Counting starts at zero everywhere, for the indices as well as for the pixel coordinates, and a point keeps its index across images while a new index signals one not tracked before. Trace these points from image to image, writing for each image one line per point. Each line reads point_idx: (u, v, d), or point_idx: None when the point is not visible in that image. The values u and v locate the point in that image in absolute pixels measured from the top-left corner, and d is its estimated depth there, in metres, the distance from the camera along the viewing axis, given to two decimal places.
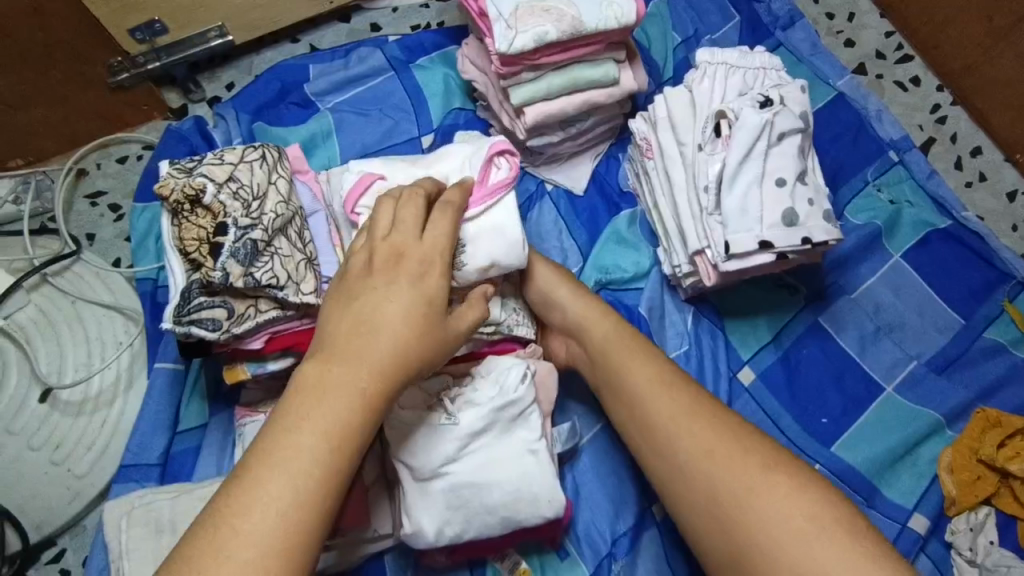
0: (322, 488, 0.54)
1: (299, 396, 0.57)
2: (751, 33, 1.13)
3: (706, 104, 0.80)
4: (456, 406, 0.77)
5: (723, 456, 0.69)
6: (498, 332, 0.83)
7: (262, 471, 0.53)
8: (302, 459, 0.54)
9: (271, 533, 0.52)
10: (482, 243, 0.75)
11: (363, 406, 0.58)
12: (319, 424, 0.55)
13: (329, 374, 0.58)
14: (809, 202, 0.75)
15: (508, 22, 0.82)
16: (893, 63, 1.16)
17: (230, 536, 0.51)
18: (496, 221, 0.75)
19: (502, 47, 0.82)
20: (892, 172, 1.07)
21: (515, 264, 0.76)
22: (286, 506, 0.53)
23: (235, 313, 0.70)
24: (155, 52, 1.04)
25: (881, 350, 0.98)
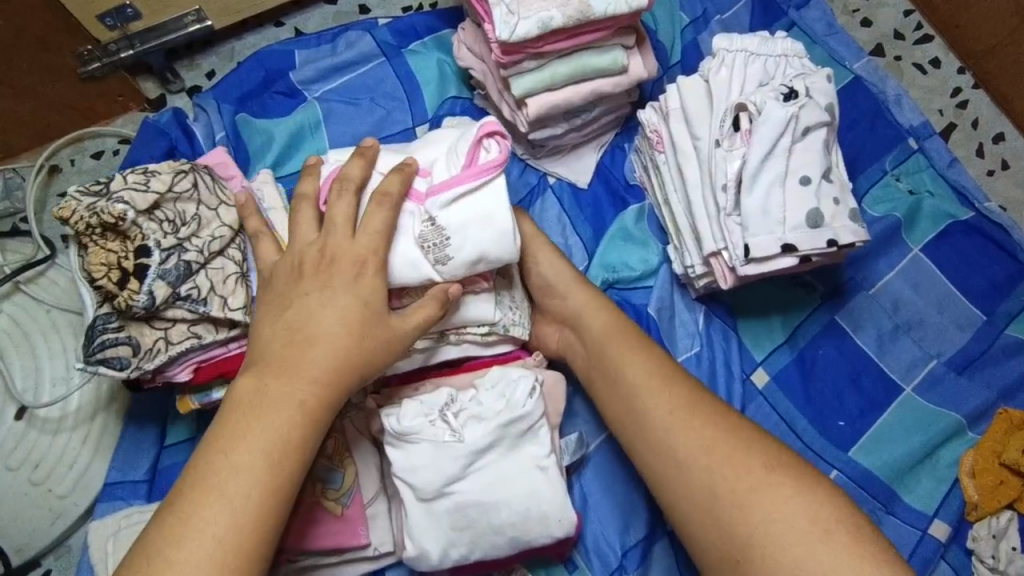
0: (264, 506, 0.58)
1: (236, 414, 0.61)
2: (763, 13, 1.07)
3: (724, 95, 0.74)
4: (460, 422, 0.72)
5: (732, 463, 0.66)
6: (492, 333, 0.77)
7: (201, 497, 0.57)
8: (237, 481, 0.58)
9: (209, 558, 0.56)
10: (469, 231, 0.67)
11: (301, 415, 0.61)
12: (254, 444, 0.59)
13: (265, 390, 0.61)
14: (834, 201, 0.70)
15: (509, 7, 0.76)
16: (912, 44, 1.10)
17: (164, 567, 0.55)
18: (483, 207, 0.67)
19: (503, 35, 0.75)
20: (911, 160, 1.02)
21: (506, 256, 0.69)
22: (223, 531, 0.56)
23: (143, 349, 0.67)
24: (128, 39, 0.97)
25: (899, 349, 0.94)
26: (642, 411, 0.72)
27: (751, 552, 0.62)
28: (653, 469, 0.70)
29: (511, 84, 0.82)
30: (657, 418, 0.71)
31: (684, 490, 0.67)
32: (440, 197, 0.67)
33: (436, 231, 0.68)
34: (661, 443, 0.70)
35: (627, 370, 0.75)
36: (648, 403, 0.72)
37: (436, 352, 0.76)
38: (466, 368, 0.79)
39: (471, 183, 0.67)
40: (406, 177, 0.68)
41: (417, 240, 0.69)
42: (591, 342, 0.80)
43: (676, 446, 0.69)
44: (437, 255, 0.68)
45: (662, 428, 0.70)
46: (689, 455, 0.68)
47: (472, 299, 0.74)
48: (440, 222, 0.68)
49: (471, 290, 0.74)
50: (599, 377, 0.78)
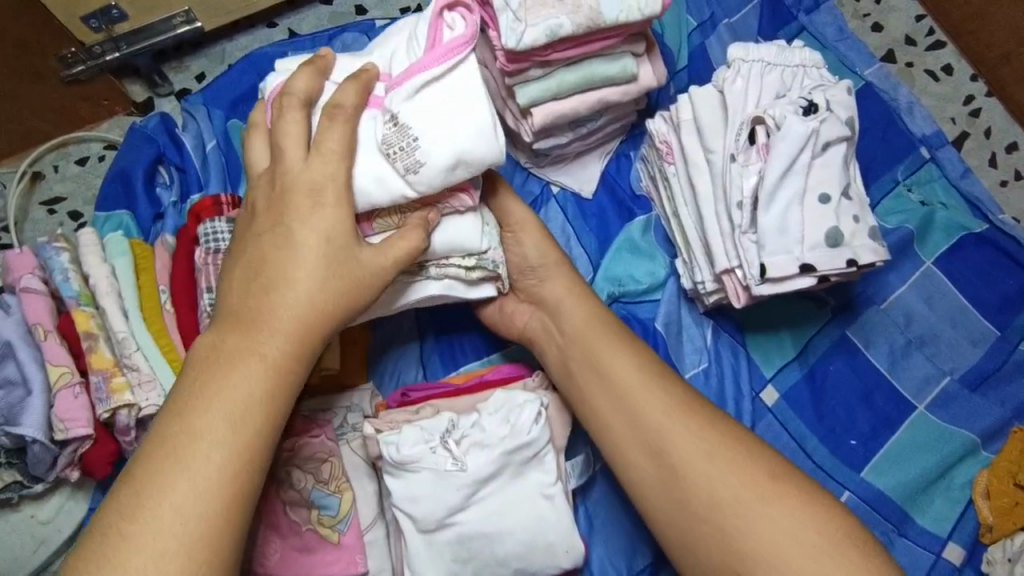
0: (231, 469, 0.57)
1: (196, 376, 0.60)
2: (772, 17, 1.04)
3: (740, 107, 0.71)
4: (462, 449, 0.69)
5: (734, 472, 0.65)
6: (478, 267, 0.73)
7: (160, 464, 0.56)
8: (200, 447, 0.57)
9: (169, 524, 0.54)
10: (438, 127, 0.62)
11: (267, 372, 0.60)
12: (213, 406, 0.58)
13: (224, 347, 0.61)
14: (854, 219, 0.67)
15: (516, 14, 0.72)
16: (924, 50, 1.07)
17: (119, 539, 0.53)
18: (453, 95, 0.63)
19: (510, 43, 0.72)
20: (923, 170, 0.99)
21: (488, 158, 0.64)
22: (183, 497, 0.55)
23: (43, 464, 0.71)
24: (113, 41, 0.94)
25: (912, 366, 0.92)
26: (642, 417, 0.70)
27: (752, 563, 0.61)
28: (650, 476, 0.69)
29: (516, 93, 0.79)
30: (651, 417, 0.70)
31: (699, 521, 0.65)
32: (403, 91, 0.63)
33: (400, 132, 0.63)
34: (655, 442, 0.69)
35: (616, 366, 0.73)
36: (653, 422, 0.69)
37: (417, 287, 0.73)
38: (473, 391, 0.77)
39: (434, 69, 0.63)
40: (362, 84, 0.64)
41: (380, 147, 0.64)
42: (574, 335, 0.76)
43: (677, 440, 0.68)
44: (407, 161, 0.63)
45: (656, 427, 0.69)
46: (701, 480, 0.65)
47: (456, 222, 0.70)
48: (404, 121, 0.63)
49: (449, 207, 0.69)
50: (579, 372, 0.75)
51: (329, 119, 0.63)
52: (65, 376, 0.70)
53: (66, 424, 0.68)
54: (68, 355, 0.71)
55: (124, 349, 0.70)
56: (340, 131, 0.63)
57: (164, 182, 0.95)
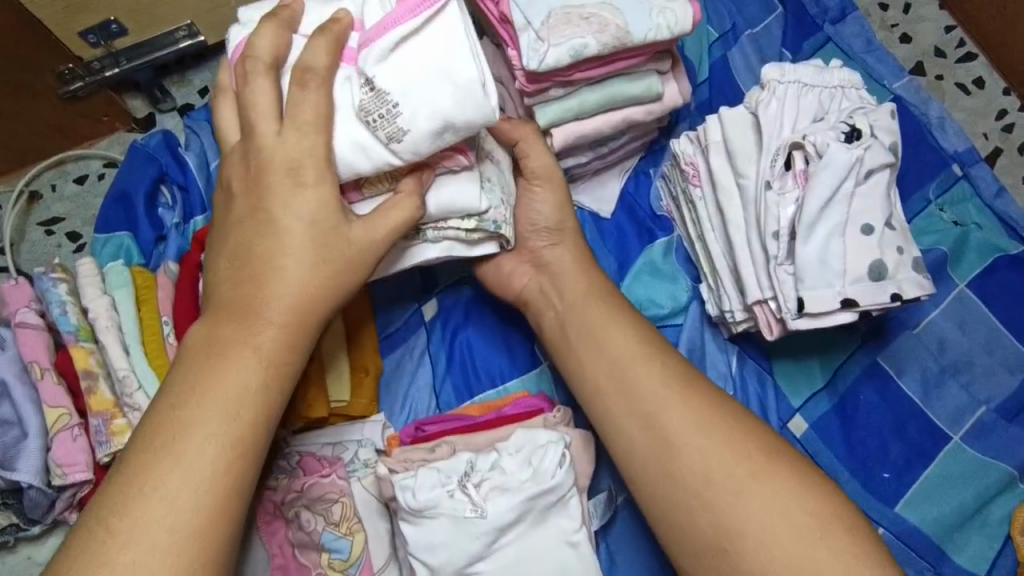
0: (225, 463, 0.56)
1: (186, 366, 0.59)
2: (796, 27, 1.00)
3: (776, 131, 0.67)
4: (482, 493, 0.65)
5: (728, 447, 0.65)
6: (478, 229, 0.70)
7: (149, 459, 0.55)
8: (191, 439, 0.56)
9: (160, 519, 0.53)
10: (415, 91, 0.58)
11: (261, 362, 0.59)
12: (204, 399, 0.57)
13: (216, 336, 0.60)
14: (899, 250, 0.64)
15: (538, 33, 0.69)
16: (955, 62, 1.03)
17: (110, 534, 0.53)
18: (428, 47, 0.58)
19: (531, 64, 0.68)
20: (955, 189, 0.96)
21: (478, 118, 0.59)
22: (173, 492, 0.54)
23: (42, 507, 0.68)
24: (112, 56, 0.90)
25: (946, 394, 0.88)
26: (646, 392, 0.69)
27: None
28: (664, 497, 0.66)
29: (535, 113, 0.75)
30: (649, 392, 0.69)
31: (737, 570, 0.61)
32: (376, 49, 0.58)
33: (377, 98, 0.59)
34: (647, 411, 0.69)
35: (644, 377, 0.70)
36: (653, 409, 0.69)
37: (415, 251, 0.70)
38: (488, 427, 0.74)
39: (410, 23, 0.58)
40: (333, 38, 0.61)
41: (359, 114, 0.60)
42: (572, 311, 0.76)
43: (672, 417, 0.67)
44: (388, 129, 0.59)
45: (655, 403, 0.69)
46: (715, 496, 0.64)
47: (454, 181, 0.67)
48: (381, 85, 0.58)
49: (446, 166, 0.66)
50: (579, 350, 0.74)
51: (300, 86, 0.60)
52: (63, 418, 0.67)
53: (65, 467, 0.66)
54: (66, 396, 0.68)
55: (125, 388, 0.67)
56: (313, 100, 0.60)
57: (167, 202, 0.91)
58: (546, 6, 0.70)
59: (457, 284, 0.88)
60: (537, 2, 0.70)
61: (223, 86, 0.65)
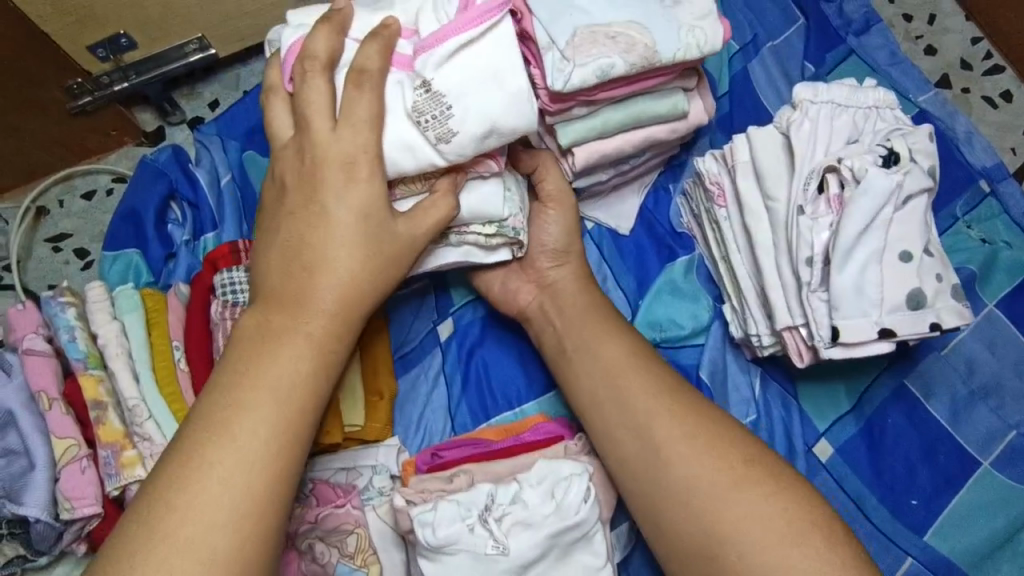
0: (276, 447, 0.59)
1: (241, 354, 0.62)
2: (819, 38, 0.97)
3: (809, 153, 0.65)
4: (505, 528, 0.63)
5: (743, 470, 0.63)
6: (498, 235, 0.72)
7: (205, 439, 0.57)
8: (245, 421, 0.58)
9: (215, 496, 0.56)
10: (470, 97, 0.61)
11: (311, 350, 0.62)
12: (258, 384, 0.60)
13: (269, 325, 0.63)
14: (937, 278, 0.62)
15: (563, 52, 0.66)
16: (981, 75, 1.01)
17: (167, 510, 0.55)
18: (484, 57, 0.62)
19: (556, 85, 0.66)
20: (983, 206, 0.93)
21: (522, 126, 0.63)
22: (227, 471, 0.57)
23: (50, 541, 0.66)
24: (121, 70, 0.88)
25: (974, 419, 0.85)
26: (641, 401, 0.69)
27: None
28: (690, 533, 0.63)
29: (556, 132, 0.73)
30: (639, 405, 0.69)
31: None
32: (434, 53, 0.62)
33: (432, 100, 0.62)
34: (637, 420, 0.68)
35: (650, 406, 0.68)
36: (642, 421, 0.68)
37: (439, 253, 0.73)
38: (505, 454, 0.72)
39: (469, 32, 0.61)
40: (383, 42, 0.63)
41: (410, 115, 0.63)
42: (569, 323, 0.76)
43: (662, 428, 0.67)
44: (438, 130, 0.62)
45: (645, 416, 0.68)
46: (735, 532, 0.61)
47: (480, 187, 0.69)
48: (436, 88, 0.62)
49: (475, 172, 0.68)
50: (597, 371, 0.72)
51: (356, 87, 0.63)
52: (70, 450, 0.65)
53: (73, 499, 0.64)
54: (75, 426, 0.66)
55: (135, 418, 0.66)
56: (367, 100, 0.62)
57: (177, 218, 0.89)
58: (570, 24, 0.66)
59: (471, 301, 0.86)
60: (560, 19, 0.67)
61: (274, 86, 0.67)
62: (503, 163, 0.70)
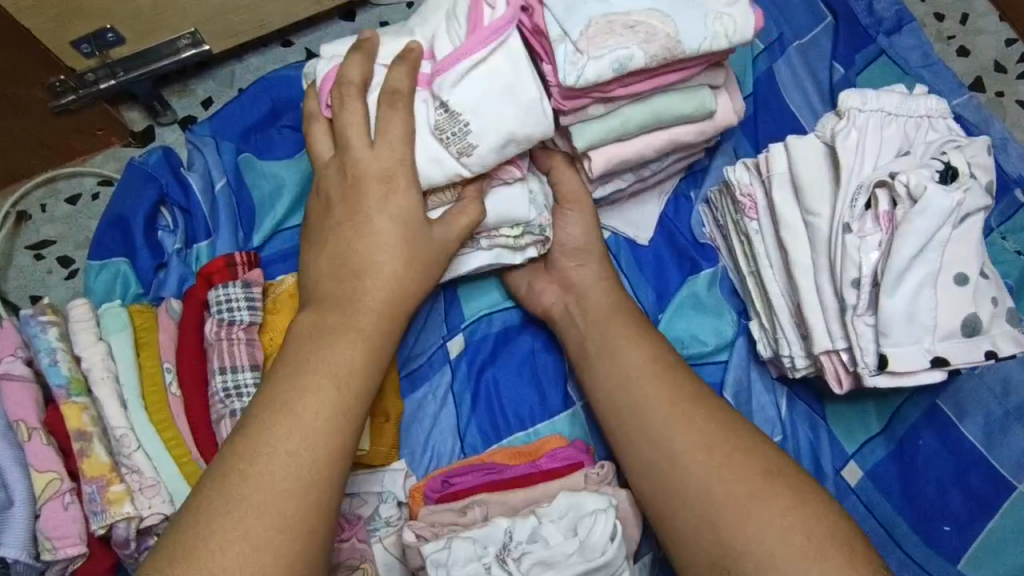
0: (339, 426, 0.56)
1: (298, 340, 0.60)
2: (848, 38, 0.92)
3: (855, 166, 0.60)
4: (525, 569, 0.58)
5: (776, 504, 0.58)
6: (525, 235, 0.71)
7: (269, 416, 0.55)
8: (308, 400, 0.56)
9: (284, 470, 0.53)
10: (486, 107, 0.61)
11: (364, 343, 0.60)
12: (319, 366, 0.58)
13: (323, 323, 0.61)
14: (992, 302, 0.58)
15: (576, 44, 0.61)
16: (1015, 78, 0.96)
17: (237, 482, 0.52)
18: (502, 69, 0.61)
19: (568, 80, 0.60)
20: (1018, 215, 0.87)
21: (538, 132, 0.62)
22: (295, 446, 0.54)
23: None
24: (107, 68, 0.83)
25: (1011, 440, 0.80)
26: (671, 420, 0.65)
27: None
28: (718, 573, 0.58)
29: (571, 133, 0.67)
30: (667, 433, 0.64)
31: None
32: (449, 73, 0.61)
33: (452, 118, 0.61)
34: (663, 445, 0.64)
35: (674, 430, 0.64)
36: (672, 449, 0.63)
37: (465, 257, 0.71)
38: (520, 483, 0.68)
39: (481, 52, 0.61)
40: (411, 66, 0.63)
41: (433, 131, 0.62)
42: (592, 338, 0.72)
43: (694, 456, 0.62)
44: (459, 145, 0.62)
45: (675, 444, 0.63)
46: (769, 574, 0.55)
47: (507, 191, 0.68)
48: (455, 105, 0.61)
49: (501, 177, 0.67)
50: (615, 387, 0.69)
51: (390, 107, 0.63)
52: (52, 484, 0.60)
53: (56, 538, 0.59)
54: (58, 459, 0.62)
55: (122, 448, 0.62)
56: (401, 119, 0.63)
57: (167, 224, 0.84)
58: (585, 14, 0.62)
59: (485, 314, 0.81)
60: (575, 12, 0.62)
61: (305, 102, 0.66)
62: (525, 167, 0.69)
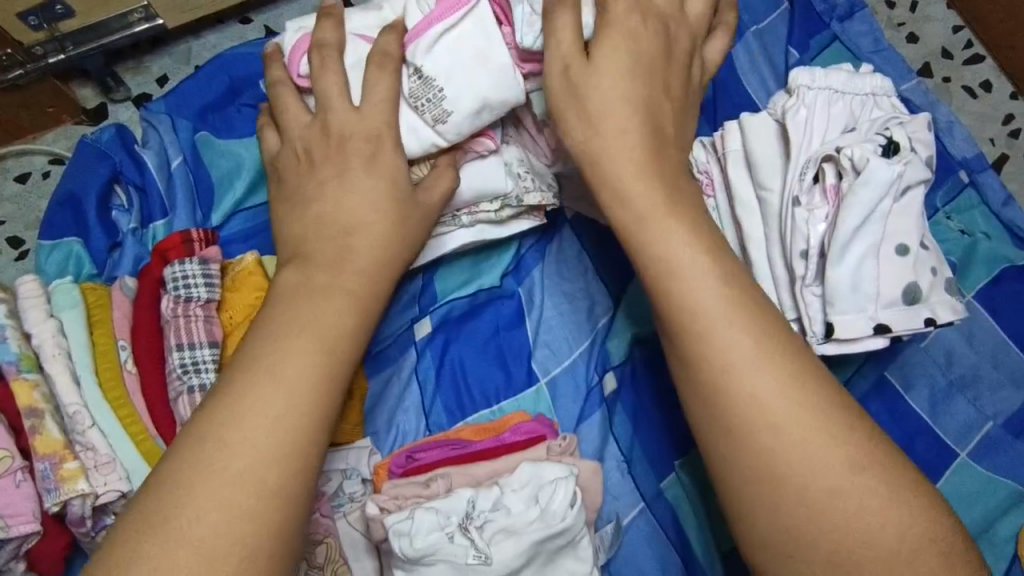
0: (321, 396, 0.54)
1: (284, 305, 0.58)
2: (803, 24, 0.95)
3: (804, 142, 0.63)
4: (486, 537, 0.59)
5: None
6: (506, 207, 0.72)
7: (251, 380, 0.53)
8: (296, 365, 0.54)
9: (265, 436, 0.51)
10: (457, 75, 0.62)
11: (355, 309, 0.59)
12: (309, 332, 0.56)
13: (312, 284, 0.59)
14: (932, 272, 0.60)
15: (531, 3, 0.62)
16: (961, 64, 1.00)
17: (217, 447, 0.50)
18: (469, 34, 0.62)
19: (526, 40, 0.62)
20: (962, 197, 0.92)
21: (510, 98, 0.63)
22: (281, 410, 0.52)
23: None
24: (57, 41, 0.81)
25: (953, 410, 0.83)
26: (747, 392, 0.54)
27: None
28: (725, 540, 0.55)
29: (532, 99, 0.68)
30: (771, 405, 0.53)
31: None
32: (421, 41, 0.63)
33: (424, 86, 0.63)
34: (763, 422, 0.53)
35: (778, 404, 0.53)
36: (705, 421, 0.55)
37: (447, 237, 0.73)
38: (487, 453, 0.69)
39: (451, 17, 0.62)
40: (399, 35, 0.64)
41: (407, 100, 0.64)
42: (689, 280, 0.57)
43: (760, 437, 0.53)
44: (434, 112, 0.63)
45: (781, 418, 0.53)
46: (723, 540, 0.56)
47: (481, 165, 0.70)
48: (428, 72, 0.63)
49: (473, 149, 0.69)
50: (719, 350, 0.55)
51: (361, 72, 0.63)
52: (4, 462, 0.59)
53: (6, 517, 0.58)
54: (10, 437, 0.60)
55: (76, 425, 0.61)
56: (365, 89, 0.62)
57: (122, 204, 0.82)
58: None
59: (452, 296, 0.82)
60: None
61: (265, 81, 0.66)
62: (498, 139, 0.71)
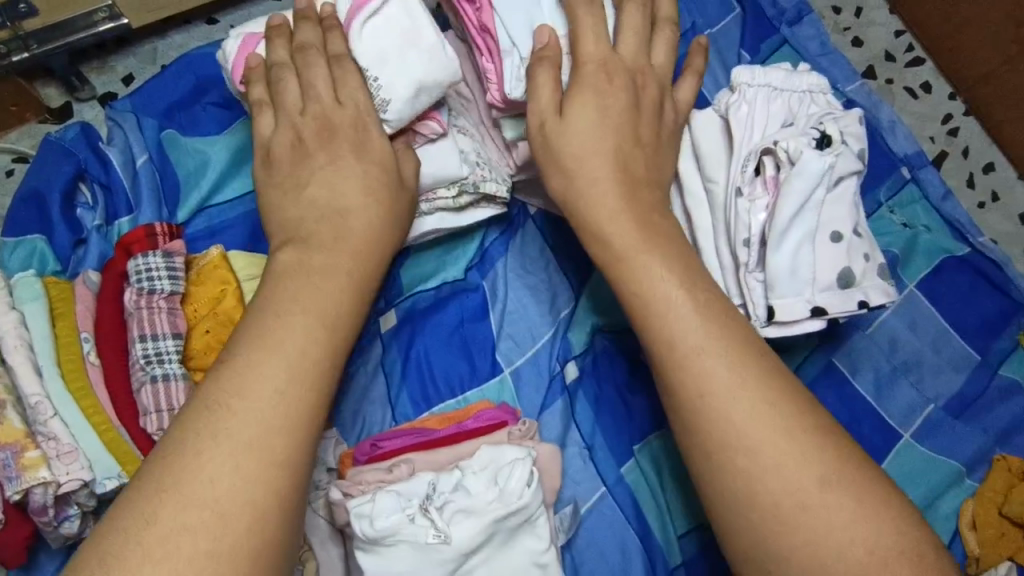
0: (325, 368, 0.56)
1: (282, 280, 0.60)
2: (754, 28, 0.99)
3: (746, 137, 0.67)
4: (445, 517, 0.61)
5: None
6: (462, 194, 0.75)
7: (261, 353, 0.55)
8: (296, 338, 0.56)
9: (269, 406, 0.53)
10: (392, 62, 0.67)
11: (353, 286, 0.61)
12: (309, 307, 0.58)
13: (308, 261, 0.61)
14: (865, 258, 0.64)
15: (523, 57, 0.69)
16: (903, 67, 1.06)
17: (226, 415, 0.52)
18: (393, 18, 0.68)
19: (516, 92, 0.69)
20: (904, 191, 0.97)
21: (447, 77, 0.68)
22: (284, 382, 0.54)
23: None
24: (20, 39, 0.83)
25: (897, 394, 0.87)
26: (722, 418, 0.56)
27: None
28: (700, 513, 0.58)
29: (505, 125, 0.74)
30: (747, 417, 0.55)
31: None
32: (352, 32, 0.69)
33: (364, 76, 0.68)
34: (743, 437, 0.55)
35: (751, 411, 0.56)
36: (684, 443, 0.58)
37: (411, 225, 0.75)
38: (446, 441, 0.71)
39: (371, 5, 0.68)
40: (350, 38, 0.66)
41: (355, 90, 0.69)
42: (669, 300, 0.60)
43: (734, 461, 0.55)
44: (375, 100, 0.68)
45: (755, 432, 0.55)
46: None
47: (435, 150, 0.73)
48: (363, 63, 0.68)
49: (422, 135, 0.73)
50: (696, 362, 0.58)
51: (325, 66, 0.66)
52: None
53: None
54: None
55: (38, 416, 0.62)
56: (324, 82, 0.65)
57: (86, 202, 0.82)
58: (526, 20, 0.70)
59: (418, 289, 0.84)
60: (516, 16, 0.70)
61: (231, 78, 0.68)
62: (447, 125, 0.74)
